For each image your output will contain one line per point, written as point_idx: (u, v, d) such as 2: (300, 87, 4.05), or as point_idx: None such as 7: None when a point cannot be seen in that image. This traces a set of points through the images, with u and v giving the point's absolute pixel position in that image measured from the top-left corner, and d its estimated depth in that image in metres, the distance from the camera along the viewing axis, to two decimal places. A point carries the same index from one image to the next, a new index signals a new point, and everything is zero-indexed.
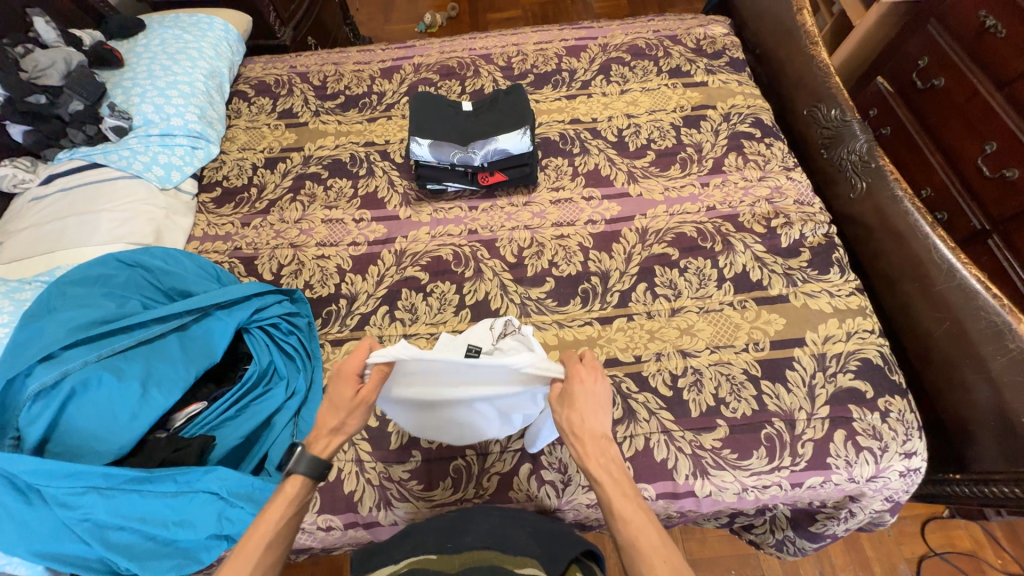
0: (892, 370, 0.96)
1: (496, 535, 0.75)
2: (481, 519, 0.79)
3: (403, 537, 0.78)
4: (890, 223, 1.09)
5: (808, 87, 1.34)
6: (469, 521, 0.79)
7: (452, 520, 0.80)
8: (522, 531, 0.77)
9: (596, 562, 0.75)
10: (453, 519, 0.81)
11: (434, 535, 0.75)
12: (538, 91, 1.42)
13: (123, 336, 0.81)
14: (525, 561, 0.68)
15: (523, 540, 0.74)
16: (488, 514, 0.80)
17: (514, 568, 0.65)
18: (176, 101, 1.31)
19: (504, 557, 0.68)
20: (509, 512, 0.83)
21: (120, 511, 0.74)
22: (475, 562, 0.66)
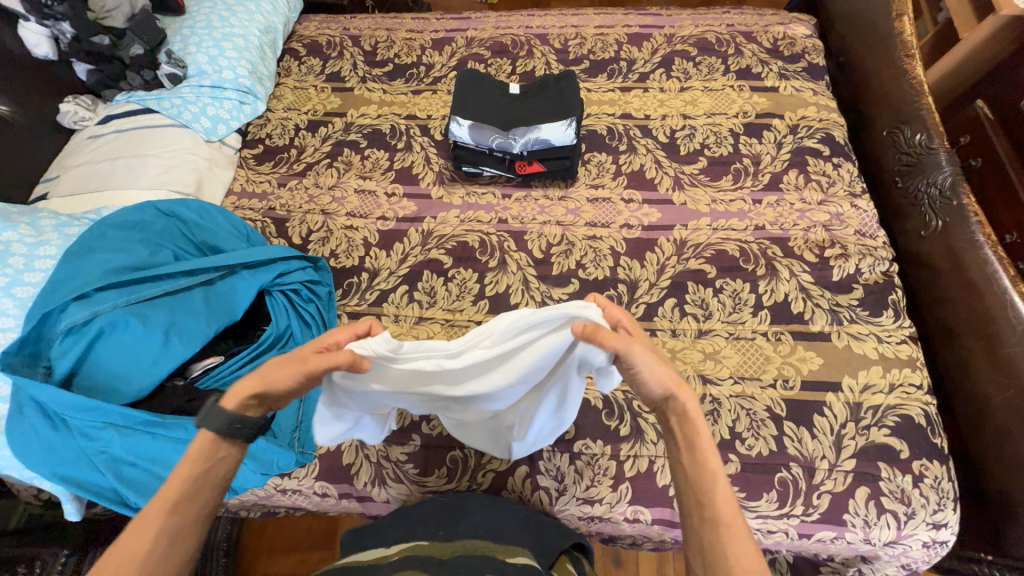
0: (935, 433, 0.87)
1: (490, 525, 0.74)
2: (474, 509, 0.78)
3: (400, 517, 0.79)
4: (964, 271, 0.99)
5: (893, 105, 1.20)
6: (461, 509, 0.78)
7: (444, 507, 0.79)
8: (515, 520, 0.76)
9: (585, 554, 0.76)
10: (446, 505, 0.80)
11: (428, 522, 0.75)
12: (591, 79, 1.34)
13: (152, 285, 0.84)
14: (516, 550, 0.66)
15: (516, 530, 0.74)
16: (481, 503, 0.80)
17: (503, 557, 0.63)
18: (229, 54, 1.32)
19: (494, 546, 0.67)
20: (500, 502, 0.81)
21: (133, 450, 0.78)
22: (465, 549, 0.65)
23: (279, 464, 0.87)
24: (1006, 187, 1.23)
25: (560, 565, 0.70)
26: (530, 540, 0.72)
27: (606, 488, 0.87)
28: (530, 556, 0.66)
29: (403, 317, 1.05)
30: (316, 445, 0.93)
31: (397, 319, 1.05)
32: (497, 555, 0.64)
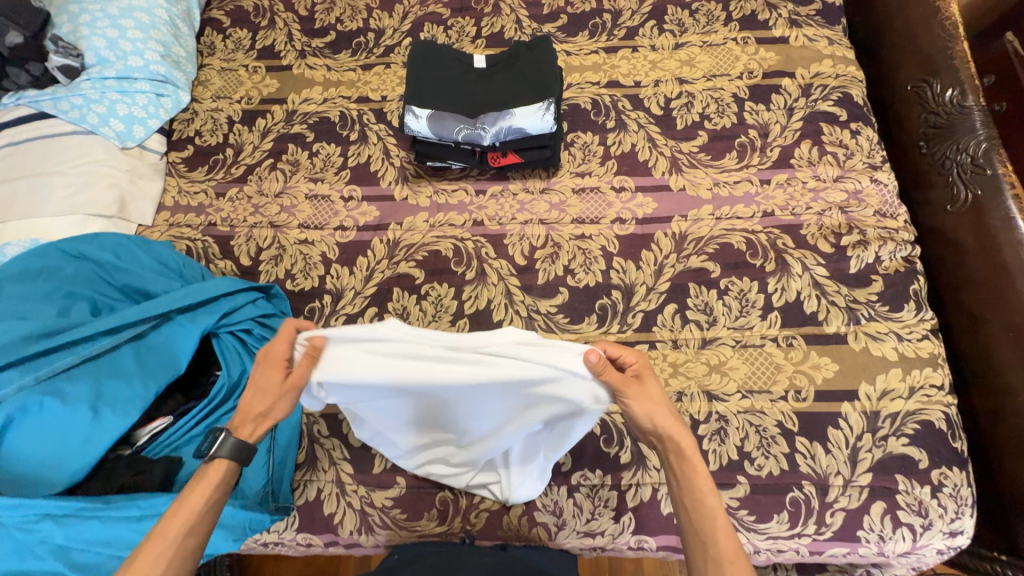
0: (955, 438, 0.81)
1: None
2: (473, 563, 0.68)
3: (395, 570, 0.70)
4: (994, 252, 0.88)
5: (921, 53, 1.04)
6: (458, 563, 0.68)
7: (442, 561, 0.70)
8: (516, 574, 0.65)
9: None
10: (443, 559, 0.70)
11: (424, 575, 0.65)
12: (570, 39, 1.14)
13: (67, 353, 0.71)
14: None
15: None
16: (482, 553, 0.71)
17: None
18: (133, 36, 1.09)
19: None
20: (503, 554, 0.72)
21: (81, 536, 0.68)
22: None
23: (253, 525, 0.79)
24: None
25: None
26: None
27: (607, 520, 0.82)
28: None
29: None
30: (293, 496, 0.85)
31: None
32: None
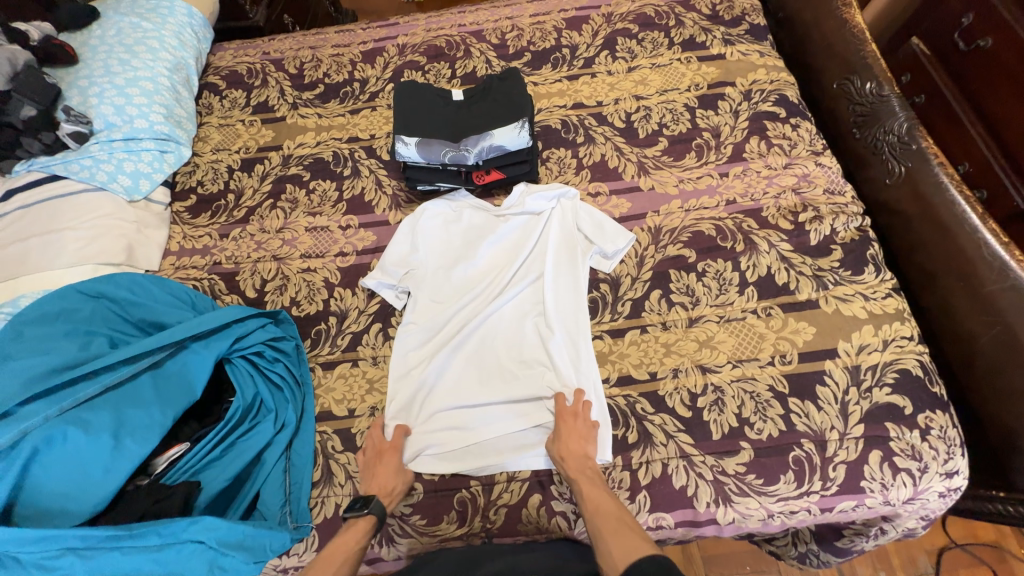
0: (933, 382, 0.87)
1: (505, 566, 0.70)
2: (493, 559, 0.75)
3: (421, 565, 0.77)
4: (934, 214, 0.99)
5: (839, 56, 1.20)
6: (480, 561, 0.75)
7: (464, 556, 0.77)
8: (538, 559, 0.75)
9: None
10: (467, 554, 0.78)
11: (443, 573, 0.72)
12: (536, 72, 1.28)
13: (89, 383, 0.73)
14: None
15: (539, 566, 0.72)
16: (497, 553, 0.77)
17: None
18: (138, 101, 1.19)
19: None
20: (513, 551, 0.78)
21: (101, 571, 0.69)
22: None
23: (274, 546, 0.78)
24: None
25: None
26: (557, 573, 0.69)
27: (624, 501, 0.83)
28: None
29: (382, 357, 0.98)
30: (312, 515, 0.85)
31: (376, 361, 0.97)
32: None
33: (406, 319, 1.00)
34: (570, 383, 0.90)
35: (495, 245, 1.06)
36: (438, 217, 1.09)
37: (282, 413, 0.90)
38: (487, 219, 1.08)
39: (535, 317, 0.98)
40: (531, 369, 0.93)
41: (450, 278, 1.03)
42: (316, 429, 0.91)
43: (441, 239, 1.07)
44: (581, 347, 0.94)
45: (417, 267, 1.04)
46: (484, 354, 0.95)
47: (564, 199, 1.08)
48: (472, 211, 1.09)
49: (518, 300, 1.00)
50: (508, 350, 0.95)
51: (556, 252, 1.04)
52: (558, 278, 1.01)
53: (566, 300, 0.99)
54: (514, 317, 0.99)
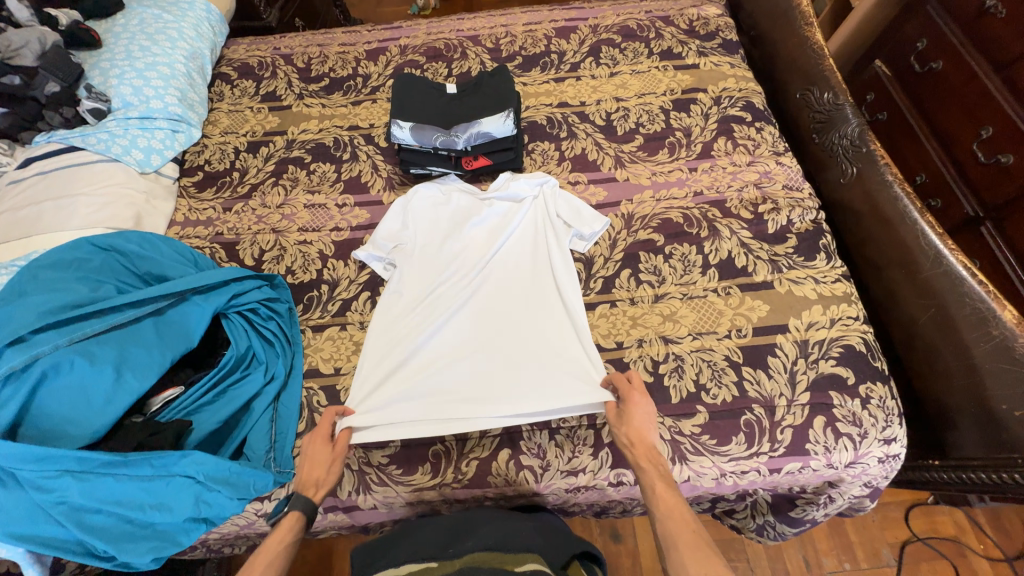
0: (874, 357, 0.95)
1: (497, 538, 0.68)
2: (481, 525, 0.74)
3: (402, 535, 0.76)
4: (880, 209, 1.08)
5: (801, 70, 1.31)
6: (468, 529, 0.73)
7: (451, 526, 0.76)
8: (525, 529, 0.74)
9: (595, 563, 0.74)
10: (456, 523, 0.77)
11: (434, 542, 0.70)
12: (526, 74, 1.39)
13: (96, 320, 0.80)
14: (526, 558, 0.62)
15: (527, 536, 0.71)
16: (488, 521, 0.75)
17: (512, 567, 0.60)
18: (155, 83, 1.28)
19: (502, 556, 0.62)
20: (507, 520, 0.76)
21: (94, 495, 0.74)
22: (472, 563, 0.60)
23: (257, 486, 0.83)
24: (973, 80, 1.29)
25: (576, 568, 0.70)
26: (545, 552, 0.69)
27: (587, 457, 0.90)
28: (542, 561, 0.63)
29: (369, 322, 1.04)
30: (294, 463, 0.90)
31: (363, 325, 1.04)
32: (507, 565, 0.60)
33: (391, 289, 1.06)
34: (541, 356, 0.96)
35: (480, 227, 1.14)
36: (429, 199, 1.17)
37: (272, 366, 0.96)
38: (474, 203, 1.16)
39: (515, 295, 1.05)
40: (510, 342, 0.99)
41: (434, 255, 1.10)
42: (302, 385, 0.97)
43: (430, 218, 1.15)
44: (553, 325, 1.01)
45: (406, 242, 1.11)
46: (461, 327, 1.01)
47: (546, 188, 1.16)
48: (460, 194, 1.17)
49: (496, 280, 1.07)
50: (488, 322, 1.02)
51: (536, 240, 1.12)
52: (536, 263, 1.09)
53: (548, 285, 1.06)
54: (496, 293, 1.05)
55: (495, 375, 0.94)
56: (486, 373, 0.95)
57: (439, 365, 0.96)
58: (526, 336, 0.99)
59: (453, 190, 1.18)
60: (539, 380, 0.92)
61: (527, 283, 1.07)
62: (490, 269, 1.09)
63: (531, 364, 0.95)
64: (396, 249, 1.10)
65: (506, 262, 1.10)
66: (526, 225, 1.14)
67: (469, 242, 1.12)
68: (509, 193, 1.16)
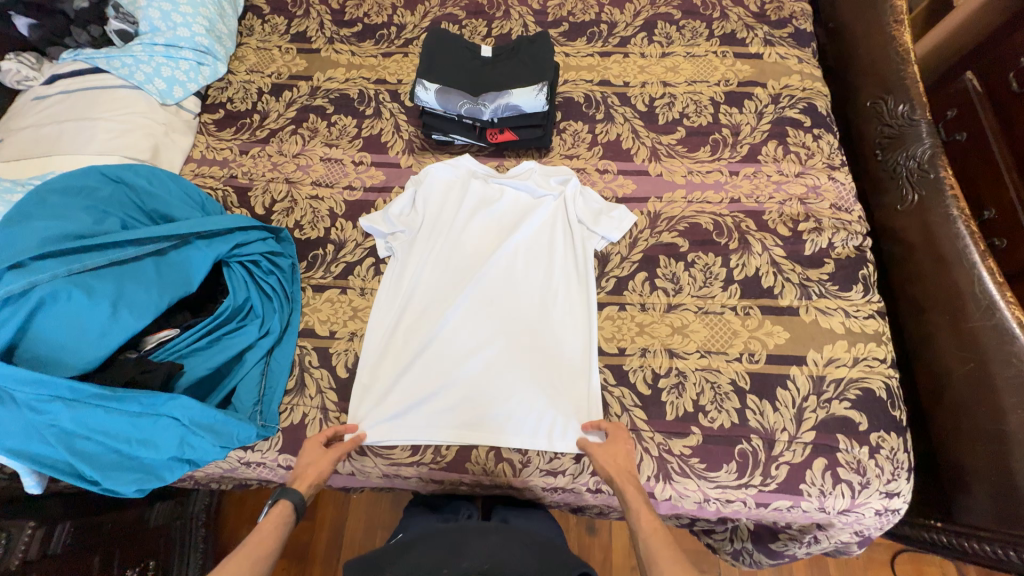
0: (895, 406, 0.88)
1: (495, 560, 0.66)
2: (477, 539, 0.70)
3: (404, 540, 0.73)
4: (936, 246, 0.97)
5: (879, 75, 1.16)
6: (462, 541, 0.70)
7: (447, 534, 0.72)
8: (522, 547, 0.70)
9: None
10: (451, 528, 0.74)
11: (429, 555, 0.67)
12: (570, 43, 1.28)
13: (96, 254, 0.79)
14: None
15: (522, 558, 0.67)
16: (486, 533, 0.72)
17: None
18: (184, 10, 1.22)
19: None
20: (505, 528, 0.74)
21: (83, 423, 0.76)
22: None
23: (240, 437, 0.85)
24: None
25: None
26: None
27: (569, 460, 0.88)
28: None
29: (370, 290, 1.02)
30: (279, 418, 0.91)
31: (363, 292, 1.02)
32: None
33: (393, 276, 1.02)
34: (541, 366, 0.92)
35: (493, 219, 1.08)
36: (442, 181, 1.10)
37: (268, 321, 0.96)
38: (489, 190, 1.10)
39: (523, 295, 0.99)
40: (511, 346, 0.94)
41: (442, 243, 1.04)
42: (297, 343, 0.96)
43: (441, 203, 1.08)
44: (558, 334, 0.96)
45: (415, 225, 1.05)
46: (462, 323, 0.96)
47: (569, 185, 1.07)
48: (475, 180, 1.11)
49: (504, 276, 1.01)
50: (490, 322, 0.96)
51: (552, 236, 1.05)
52: (549, 262, 1.02)
53: (558, 290, 0.99)
54: (502, 291, 0.99)
55: (491, 382, 0.91)
56: (483, 383, 0.91)
57: (435, 368, 0.93)
58: (529, 342, 0.95)
59: (468, 173, 1.11)
60: (535, 393, 0.90)
61: (537, 282, 1.00)
62: (500, 263, 1.02)
63: (530, 377, 0.91)
64: (403, 233, 1.05)
65: (516, 259, 1.02)
66: (541, 220, 1.07)
67: (480, 235, 1.06)
68: (528, 183, 1.08)
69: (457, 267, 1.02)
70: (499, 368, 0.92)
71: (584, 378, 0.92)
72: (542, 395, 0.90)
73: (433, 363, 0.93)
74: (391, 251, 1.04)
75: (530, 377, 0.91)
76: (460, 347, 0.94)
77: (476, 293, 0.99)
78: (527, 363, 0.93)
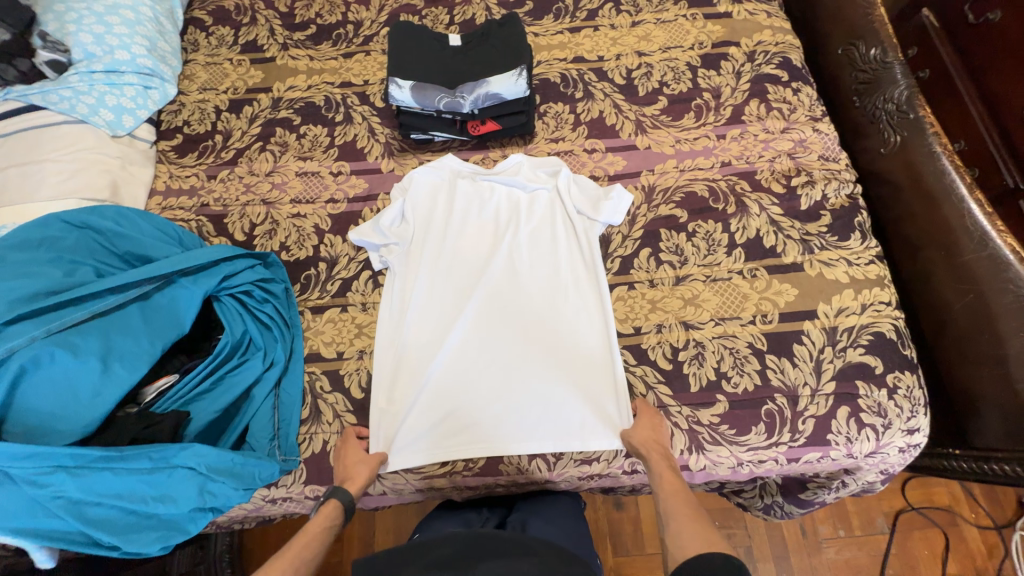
0: (904, 345, 0.90)
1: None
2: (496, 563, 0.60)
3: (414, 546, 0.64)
4: (923, 183, 0.99)
5: (848, 21, 1.17)
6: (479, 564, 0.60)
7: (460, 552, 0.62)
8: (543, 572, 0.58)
9: None
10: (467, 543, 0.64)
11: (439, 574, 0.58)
12: (537, 22, 1.24)
13: (74, 310, 0.73)
14: None
15: None
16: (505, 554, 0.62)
17: None
18: (119, 31, 1.13)
19: None
20: (521, 538, 0.66)
21: (92, 489, 0.71)
22: None
23: (263, 476, 0.81)
24: None
25: None
26: None
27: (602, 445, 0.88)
28: None
29: (371, 304, 0.98)
30: (299, 450, 0.87)
31: (365, 307, 0.98)
32: None
33: (394, 291, 0.98)
34: (560, 363, 0.92)
35: (486, 218, 1.05)
36: (427, 186, 1.06)
37: (271, 352, 0.91)
38: (477, 189, 1.06)
39: (531, 292, 0.97)
40: (527, 347, 0.93)
41: (439, 250, 1.01)
42: (305, 370, 0.92)
43: (431, 209, 1.04)
44: (571, 327, 0.95)
45: (406, 235, 1.01)
46: (474, 331, 0.94)
47: (560, 175, 1.05)
48: (462, 179, 1.07)
49: (508, 276, 0.99)
50: (502, 326, 0.95)
51: (549, 228, 1.03)
52: (551, 256, 1.01)
53: (566, 282, 0.98)
54: (509, 292, 0.97)
55: (513, 386, 0.90)
56: (505, 387, 0.90)
57: (455, 380, 0.91)
58: (544, 340, 0.94)
59: (452, 174, 1.07)
60: (559, 391, 0.89)
61: (542, 278, 0.99)
62: (502, 263, 1.00)
63: (551, 375, 0.91)
64: (397, 245, 1.00)
65: (517, 256, 1.00)
66: (536, 213, 1.04)
67: (477, 237, 1.03)
68: (519, 176, 1.05)
69: (459, 274, 0.99)
70: (518, 370, 0.91)
71: (604, 366, 0.91)
72: (566, 391, 0.90)
73: (450, 376, 0.91)
74: (387, 263, 1.00)
75: (552, 375, 0.91)
76: (475, 355, 0.93)
77: (483, 298, 0.97)
78: (546, 361, 0.92)
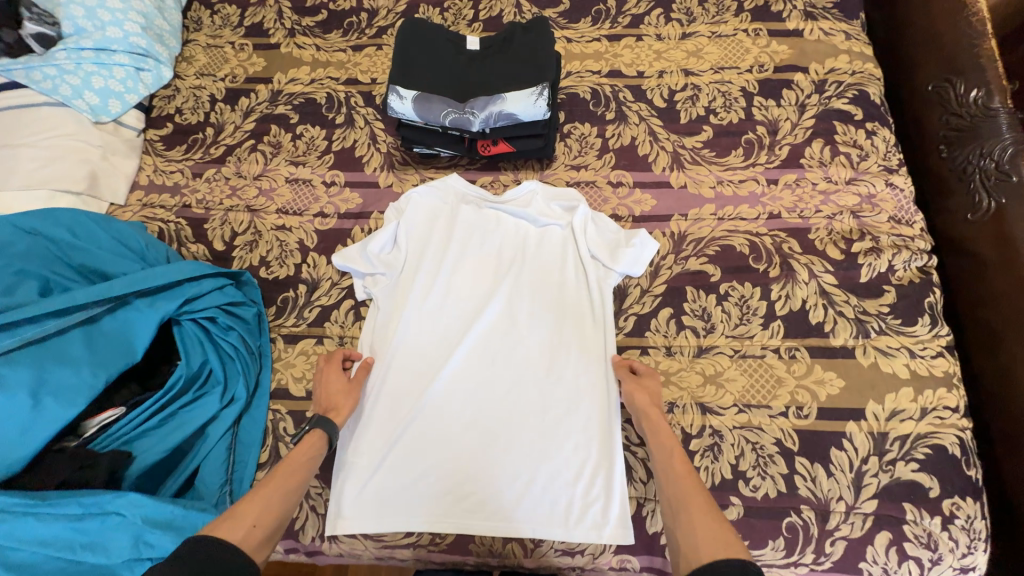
0: (970, 465, 0.74)
1: None
2: None
3: None
4: (1017, 265, 0.81)
5: (945, 52, 0.97)
6: None
7: None
8: None
9: None
10: None
11: None
12: (572, 25, 1.08)
13: (8, 336, 0.67)
14: None
15: None
16: None
17: None
18: (112, 5, 1.02)
19: None
20: None
21: (12, 535, 0.63)
22: None
23: None
24: None
25: None
26: None
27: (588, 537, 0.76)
28: None
29: (349, 338, 0.88)
30: None
31: (342, 342, 0.88)
32: None
33: (375, 327, 0.87)
34: (552, 433, 0.79)
35: (487, 252, 0.92)
36: (425, 208, 0.94)
37: (232, 387, 0.82)
38: (481, 216, 0.94)
39: (527, 344, 0.85)
40: (516, 410, 0.81)
41: (430, 284, 0.89)
42: (268, 408, 0.83)
43: (426, 235, 0.93)
44: (569, 391, 0.82)
45: (395, 263, 0.90)
46: (458, 383, 0.83)
47: (576, 213, 0.91)
48: (464, 204, 0.94)
49: (504, 322, 0.86)
50: (490, 381, 0.83)
51: (557, 270, 0.90)
52: (556, 303, 0.87)
53: (569, 337, 0.85)
54: (503, 341, 0.85)
55: (496, 454, 0.79)
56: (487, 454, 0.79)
57: (430, 440, 0.80)
58: (537, 403, 0.81)
59: (455, 197, 0.95)
60: (547, 466, 0.78)
61: (542, 328, 0.86)
62: (499, 306, 0.87)
63: (540, 446, 0.79)
64: (384, 275, 0.89)
65: (517, 300, 0.88)
66: (544, 251, 0.91)
67: (474, 272, 0.90)
68: (529, 210, 0.92)
69: (450, 314, 0.88)
70: (504, 435, 0.80)
71: (603, 443, 0.78)
72: (556, 467, 0.78)
73: (426, 433, 0.80)
74: (371, 294, 0.89)
75: (540, 446, 0.79)
76: (456, 411, 0.81)
77: (474, 346, 0.85)
78: (536, 429, 0.80)
